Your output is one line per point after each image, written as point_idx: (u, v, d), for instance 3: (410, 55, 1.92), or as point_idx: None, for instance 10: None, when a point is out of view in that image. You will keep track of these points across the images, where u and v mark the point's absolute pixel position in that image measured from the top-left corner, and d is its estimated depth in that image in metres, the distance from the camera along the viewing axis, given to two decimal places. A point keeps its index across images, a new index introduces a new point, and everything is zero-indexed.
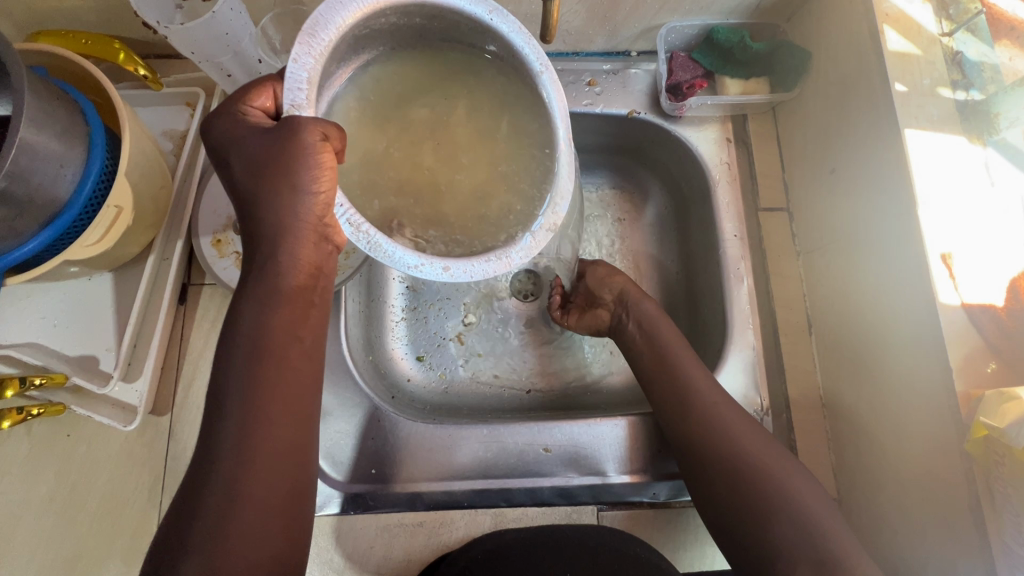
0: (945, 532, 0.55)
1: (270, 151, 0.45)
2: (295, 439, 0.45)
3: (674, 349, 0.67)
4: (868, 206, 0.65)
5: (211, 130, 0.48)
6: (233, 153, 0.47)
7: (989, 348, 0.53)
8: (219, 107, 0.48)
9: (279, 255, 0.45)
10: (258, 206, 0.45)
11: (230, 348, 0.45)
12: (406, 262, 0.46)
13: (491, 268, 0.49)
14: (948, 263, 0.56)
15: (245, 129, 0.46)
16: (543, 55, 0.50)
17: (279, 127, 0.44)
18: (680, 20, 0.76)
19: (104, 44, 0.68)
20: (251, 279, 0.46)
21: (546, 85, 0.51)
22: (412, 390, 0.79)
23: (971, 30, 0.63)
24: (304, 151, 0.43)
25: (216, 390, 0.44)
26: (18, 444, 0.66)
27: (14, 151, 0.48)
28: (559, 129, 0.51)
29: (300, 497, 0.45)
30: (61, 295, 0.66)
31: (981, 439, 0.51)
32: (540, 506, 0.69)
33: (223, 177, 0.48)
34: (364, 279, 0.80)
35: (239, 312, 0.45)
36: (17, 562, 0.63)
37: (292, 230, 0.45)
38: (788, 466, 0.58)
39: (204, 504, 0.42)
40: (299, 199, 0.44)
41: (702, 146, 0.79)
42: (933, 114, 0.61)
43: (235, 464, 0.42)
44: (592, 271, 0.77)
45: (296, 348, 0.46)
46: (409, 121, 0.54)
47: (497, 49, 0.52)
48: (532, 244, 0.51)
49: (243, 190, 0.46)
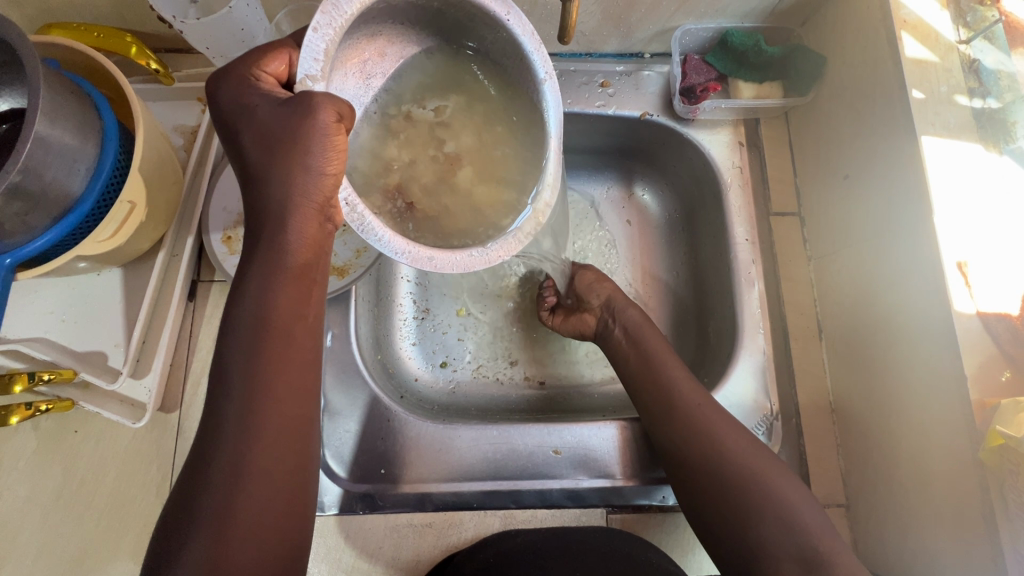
0: (956, 539, 0.55)
1: (279, 124, 0.42)
2: (297, 433, 0.42)
3: (659, 351, 0.69)
4: (882, 212, 0.65)
5: (219, 94, 0.46)
6: (242, 122, 0.44)
7: (1005, 358, 0.53)
8: (230, 71, 0.47)
9: (283, 234, 0.43)
10: (264, 180, 0.43)
11: (230, 327, 0.42)
12: (393, 249, 0.45)
13: (473, 263, 0.48)
14: (965, 271, 0.56)
15: (256, 97, 0.44)
16: (547, 58, 0.49)
17: (291, 100, 0.42)
18: (695, 23, 0.76)
19: (116, 37, 0.67)
20: (253, 259, 0.43)
21: (546, 92, 0.50)
22: (419, 390, 0.79)
23: (989, 38, 0.63)
24: (316, 129, 0.41)
25: (216, 381, 0.42)
26: (26, 439, 0.66)
27: (30, 145, 0.47)
28: (552, 136, 0.51)
29: (302, 499, 0.43)
30: (71, 290, 0.66)
31: (996, 448, 0.51)
32: (551, 508, 0.69)
33: (229, 147, 0.46)
34: (374, 278, 0.80)
35: (238, 290, 0.43)
36: (24, 559, 0.62)
37: (297, 209, 0.43)
38: (785, 473, 0.58)
39: (201, 503, 0.39)
40: (309, 177, 0.42)
41: (714, 149, 0.79)
42: (949, 121, 0.61)
43: (232, 463, 0.40)
44: (580, 275, 0.78)
45: (300, 327, 0.43)
46: (429, 118, 0.54)
47: (503, 46, 0.51)
48: (512, 241, 0.50)
49: (249, 162, 0.44)
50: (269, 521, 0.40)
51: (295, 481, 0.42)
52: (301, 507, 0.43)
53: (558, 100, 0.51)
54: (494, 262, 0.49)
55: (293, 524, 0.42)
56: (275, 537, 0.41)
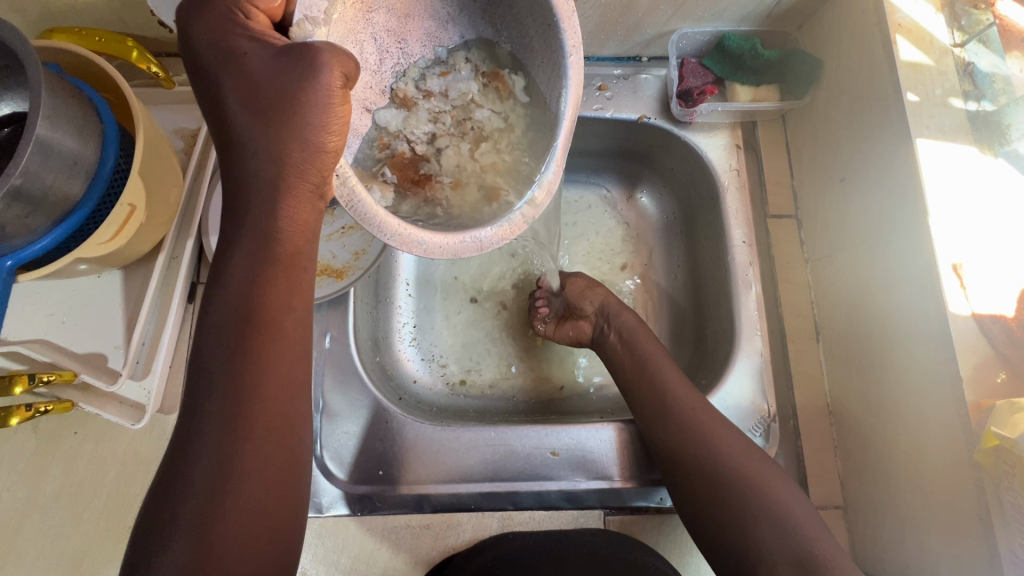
0: (951, 539, 0.55)
1: (276, 83, 0.41)
2: (290, 436, 0.42)
3: (649, 355, 0.69)
4: (879, 214, 0.65)
5: (197, 31, 0.42)
6: (227, 72, 0.41)
7: (1001, 359, 0.53)
8: (211, 4, 0.43)
9: (275, 217, 0.42)
10: (254, 150, 0.42)
11: (218, 317, 0.42)
12: (383, 232, 0.46)
13: (463, 250, 0.49)
14: (960, 273, 0.56)
15: (245, 43, 0.41)
16: (575, 32, 0.49)
17: (290, 55, 0.41)
18: (692, 27, 0.77)
19: (118, 42, 0.68)
20: (241, 237, 0.43)
21: (566, 66, 0.50)
22: (417, 391, 0.79)
23: (983, 41, 0.64)
24: (319, 92, 0.41)
25: (205, 383, 0.41)
26: (25, 440, 0.66)
27: (31, 148, 0.48)
28: (564, 117, 0.51)
29: (295, 501, 0.43)
30: (72, 292, 0.66)
31: (992, 449, 0.51)
32: (547, 510, 0.69)
33: (208, 98, 0.43)
34: (373, 280, 0.80)
35: (227, 272, 0.43)
36: (23, 561, 0.63)
37: (292, 185, 0.42)
38: (778, 477, 0.58)
39: (191, 506, 0.39)
40: (306, 149, 0.42)
41: (712, 152, 0.79)
42: (944, 124, 0.61)
43: (225, 468, 0.39)
44: (571, 283, 0.79)
45: (291, 319, 0.43)
46: (442, 99, 0.58)
47: (532, 8, 0.49)
48: (506, 226, 0.51)
49: (235, 122, 0.42)
50: (262, 524, 0.40)
51: (289, 483, 0.42)
52: (292, 510, 0.43)
53: (577, 74, 0.51)
54: (485, 249, 0.50)
55: (285, 527, 0.42)
56: (264, 540, 0.41)
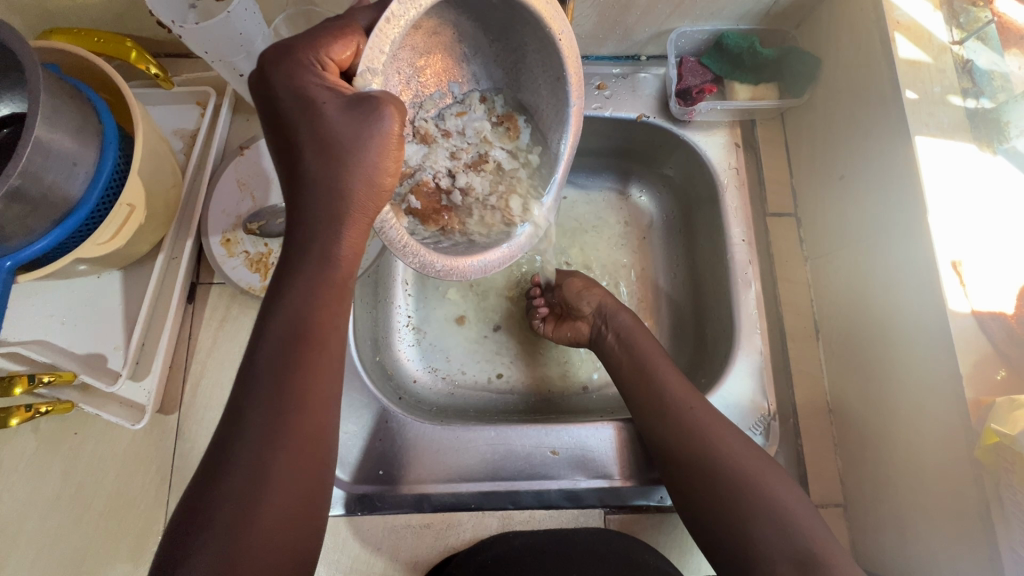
0: (953, 537, 0.55)
1: (349, 136, 0.40)
2: (314, 445, 0.42)
3: (650, 357, 0.69)
4: (880, 213, 0.65)
5: (276, 80, 0.41)
6: (303, 122, 0.41)
7: (1000, 356, 0.53)
8: (287, 51, 0.41)
9: (335, 252, 0.42)
10: (322, 196, 0.41)
11: (264, 339, 0.42)
12: (410, 260, 0.46)
13: (470, 272, 0.51)
14: (959, 271, 0.56)
15: (322, 94, 0.40)
16: (580, 86, 0.52)
17: (362, 104, 0.40)
18: (691, 25, 0.76)
19: (116, 42, 0.68)
20: (300, 275, 0.42)
21: (568, 115, 0.53)
22: (417, 391, 0.80)
23: (982, 39, 0.64)
24: (385, 144, 0.41)
25: (236, 391, 0.42)
26: (26, 441, 0.66)
27: (30, 148, 0.48)
28: (562, 155, 0.54)
29: (316, 506, 0.43)
30: (72, 293, 0.66)
31: (991, 447, 0.51)
32: (548, 508, 0.69)
33: (283, 143, 0.42)
34: (374, 279, 0.80)
35: (279, 304, 0.43)
36: (24, 561, 0.63)
37: (354, 227, 0.42)
38: (775, 476, 0.58)
39: (216, 511, 0.38)
40: (368, 193, 0.42)
41: (711, 151, 0.79)
42: (943, 122, 0.61)
43: (246, 472, 0.39)
44: (569, 283, 0.78)
45: (334, 337, 0.44)
46: (458, 137, 0.56)
47: (544, 59, 0.51)
48: (508, 250, 0.54)
49: (306, 168, 0.41)
50: (286, 529, 0.40)
51: (314, 488, 0.42)
52: (315, 514, 0.43)
53: (577, 119, 0.53)
54: (489, 272, 0.53)
55: (305, 532, 0.42)
56: (287, 544, 0.40)
